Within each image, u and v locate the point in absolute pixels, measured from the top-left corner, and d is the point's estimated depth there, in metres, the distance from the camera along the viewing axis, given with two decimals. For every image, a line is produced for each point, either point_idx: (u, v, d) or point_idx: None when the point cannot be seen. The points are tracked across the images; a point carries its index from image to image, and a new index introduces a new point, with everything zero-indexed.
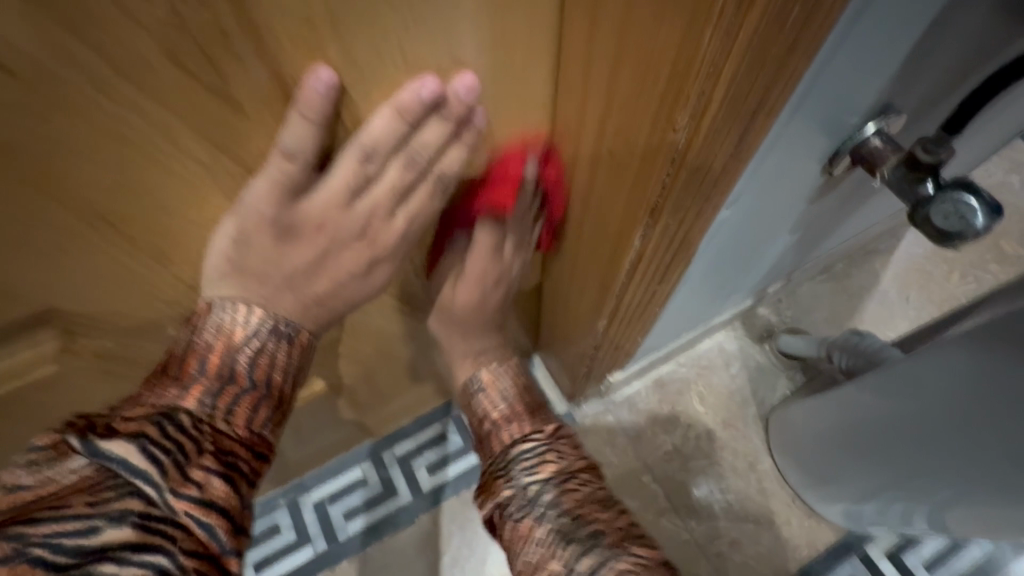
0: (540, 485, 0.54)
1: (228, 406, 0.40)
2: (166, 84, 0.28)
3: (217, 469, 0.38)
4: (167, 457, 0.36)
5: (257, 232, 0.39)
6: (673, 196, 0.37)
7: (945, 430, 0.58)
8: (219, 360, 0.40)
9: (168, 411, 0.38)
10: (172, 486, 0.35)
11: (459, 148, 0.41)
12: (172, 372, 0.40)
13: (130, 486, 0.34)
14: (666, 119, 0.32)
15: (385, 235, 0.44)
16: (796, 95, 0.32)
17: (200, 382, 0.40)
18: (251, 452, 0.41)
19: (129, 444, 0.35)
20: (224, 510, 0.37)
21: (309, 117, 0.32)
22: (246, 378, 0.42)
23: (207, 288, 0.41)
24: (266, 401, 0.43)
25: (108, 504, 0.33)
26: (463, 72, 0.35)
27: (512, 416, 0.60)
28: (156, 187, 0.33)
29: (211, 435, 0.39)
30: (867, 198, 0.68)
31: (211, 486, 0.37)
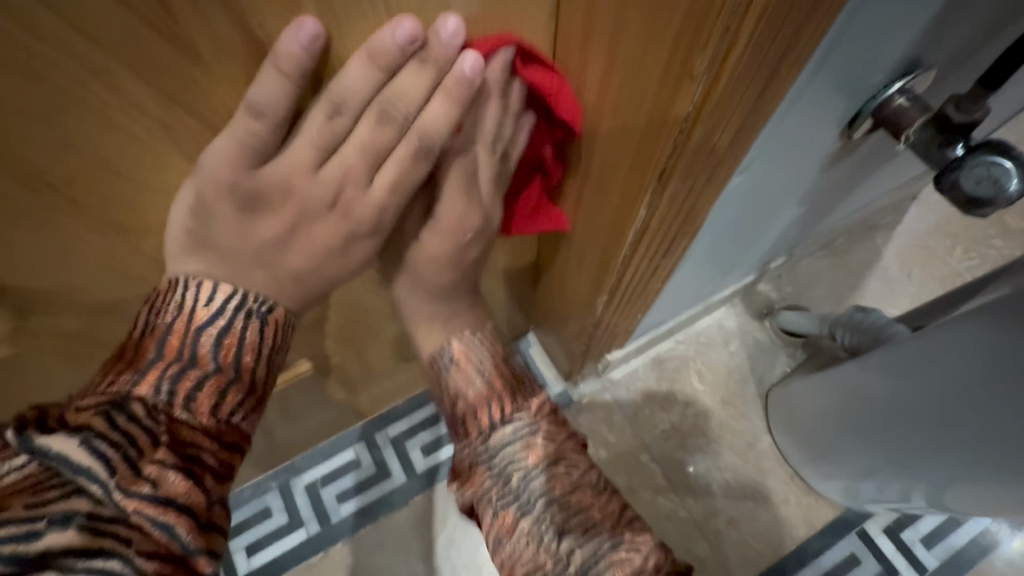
0: (521, 483, 0.41)
1: (189, 392, 0.33)
2: (109, 25, 0.24)
3: (176, 462, 0.31)
4: (116, 450, 0.30)
5: (216, 196, 0.34)
6: (685, 157, 0.33)
7: (948, 412, 0.56)
8: (179, 340, 0.33)
9: (117, 399, 0.31)
10: (122, 483, 0.29)
11: (442, 102, 0.34)
12: (125, 355, 0.33)
13: (74, 484, 0.29)
14: (682, 68, 0.28)
15: (361, 208, 0.37)
16: (826, 42, 0.29)
17: (157, 365, 0.33)
18: (221, 442, 0.34)
19: (72, 438, 0.29)
20: (189, 508, 0.31)
21: (285, 71, 0.29)
22: (210, 360, 0.34)
23: (171, 263, 0.36)
24: (236, 385, 0.35)
25: (47, 505, 0.27)
26: (446, 14, 0.31)
27: (491, 394, 0.44)
28: (107, 148, 0.29)
29: (169, 424, 0.32)
30: (877, 168, 0.65)
31: (169, 482, 0.30)
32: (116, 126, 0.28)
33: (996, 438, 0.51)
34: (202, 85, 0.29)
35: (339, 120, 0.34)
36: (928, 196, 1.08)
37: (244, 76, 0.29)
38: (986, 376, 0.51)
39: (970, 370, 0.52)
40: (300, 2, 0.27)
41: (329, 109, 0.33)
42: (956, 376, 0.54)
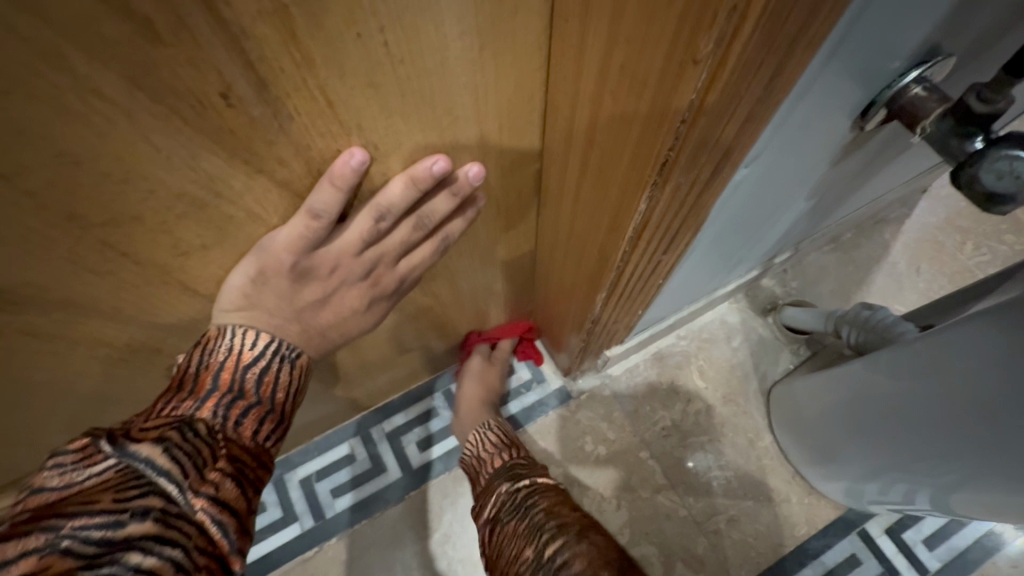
0: (524, 486, 0.58)
1: (238, 417, 0.39)
2: None
3: (230, 472, 0.36)
4: (188, 460, 0.34)
5: (274, 276, 0.41)
6: (689, 147, 0.31)
7: (960, 428, 0.54)
8: (230, 375, 0.40)
9: (185, 420, 0.36)
10: (192, 485, 0.33)
11: (462, 219, 0.47)
12: (187, 387, 0.38)
13: (151, 485, 0.32)
14: (686, 47, 0.26)
15: (388, 278, 0.48)
16: (846, 19, 0.26)
17: (214, 395, 0.38)
18: (257, 462, 0.40)
19: (155, 446, 0.33)
20: (236, 512, 0.35)
21: (338, 186, 0.36)
22: (254, 394, 0.41)
23: (219, 315, 0.41)
24: (271, 416, 0.42)
25: (132, 500, 0.31)
26: (436, 154, 0.39)
27: (510, 445, 0.70)
28: (64, 136, 0.25)
29: (225, 442, 0.37)
30: (890, 159, 0.62)
31: (225, 488, 0.35)
32: (60, 106, 0.24)
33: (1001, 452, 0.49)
34: (158, 63, 0.25)
35: (318, 105, 0.31)
36: (938, 190, 1.05)
37: (213, 59, 0.26)
38: (993, 375, 0.49)
39: (980, 373, 0.50)
40: None
41: (308, 95, 0.30)
42: (967, 381, 0.52)
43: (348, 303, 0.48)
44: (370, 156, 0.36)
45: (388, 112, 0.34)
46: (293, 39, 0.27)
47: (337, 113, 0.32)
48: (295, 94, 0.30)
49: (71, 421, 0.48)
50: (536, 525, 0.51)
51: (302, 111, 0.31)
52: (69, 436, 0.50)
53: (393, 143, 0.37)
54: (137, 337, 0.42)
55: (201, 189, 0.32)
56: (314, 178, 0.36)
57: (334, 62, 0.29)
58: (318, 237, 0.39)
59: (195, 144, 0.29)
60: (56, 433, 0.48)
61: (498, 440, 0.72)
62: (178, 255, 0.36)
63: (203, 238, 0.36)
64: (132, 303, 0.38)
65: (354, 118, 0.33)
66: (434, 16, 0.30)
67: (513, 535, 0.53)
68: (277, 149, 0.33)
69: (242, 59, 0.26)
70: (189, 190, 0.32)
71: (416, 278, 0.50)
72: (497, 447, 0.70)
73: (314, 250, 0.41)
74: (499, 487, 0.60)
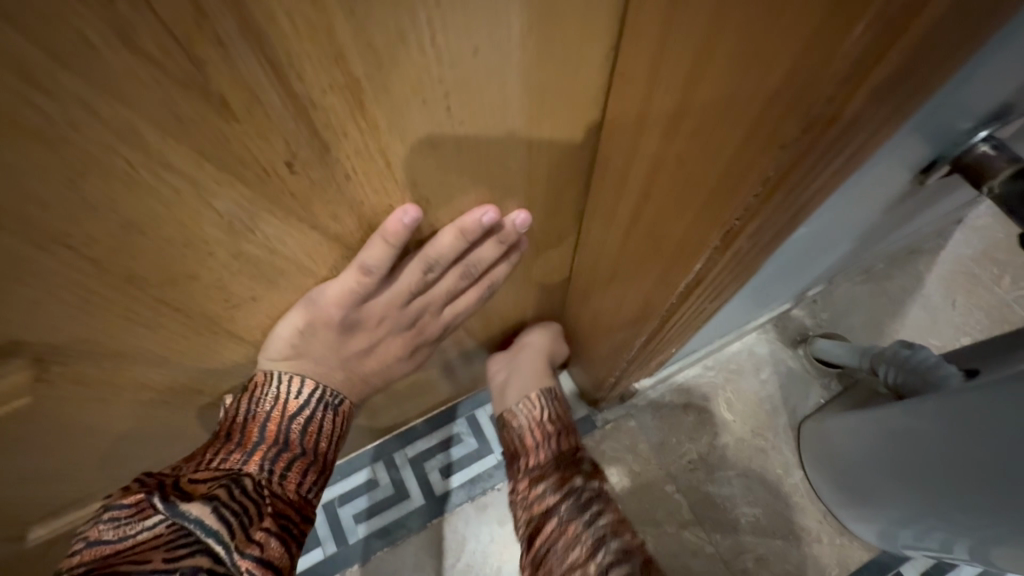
0: (596, 492, 0.59)
1: (283, 471, 0.40)
2: (125, 78, 0.20)
3: (274, 529, 0.38)
4: (235, 518, 0.36)
5: (323, 327, 0.41)
6: (758, 218, 0.30)
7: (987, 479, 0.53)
8: (276, 427, 0.41)
9: (233, 475, 0.38)
10: (238, 545, 0.35)
11: (505, 264, 0.47)
12: (235, 438, 0.40)
13: (199, 544, 0.34)
14: (769, 128, 0.25)
15: (432, 325, 0.49)
16: (944, 93, 0.26)
17: (260, 448, 0.40)
18: (300, 516, 0.42)
19: (204, 506, 0.35)
20: (279, 569, 0.38)
21: (390, 241, 0.36)
22: (298, 445, 0.42)
23: (264, 360, 0.42)
24: (314, 466, 0.43)
25: (181, 560, 0.33)
26: (486, 205, 0.39)
27: (570, 432, 0.68)
28: (131, 205, 0.25)
29: (270, 498, 0.39)
30: (938, 199, 0.61)
31: (269, 547, 0.37)
32: (131, 179, 0.24)
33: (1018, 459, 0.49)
34: (230, 134, 0.24)
35: (376, 166, 0.31)
36: (975, 221, 1.02)
37: (282, 129, 0.25)
38: None
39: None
40: (344, 55, 0.23)
41: (369, 157, 0.30)
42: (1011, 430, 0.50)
43: (392, 350, 0.49)
44: (422, 211, 0.36)
45: (444, 167, 0.34)
46: (360, 107, 0.26)
47: (394, 172, 0.32)
48: (355, 155, 0.29)
49: (111, 459, 0.48)
50: (605, 544, 0.53)
51: (360, 171, 0.30)
52: (108, 471, 0.50)
53: (444, 195, 0.36)
54: (180, 379, 0.42)
55: (255, 246, 0.32)
56: (365, 233, 0.36)
57: (396, 126, 0.29)
58: (369, 290, 0.40)
59: (255, 206, 0.29)
60: (97, 470, 0.48)
61: (564, 420, 0.70)
62: (228, 306, 0.36)
63: (254, 289, 0.36)
64: (179, 350, 0.38)
65: (410, 176, 0.33)
66: (497, 80, 0.29)
67: (576, 539, 0.54)
68: (334, 208, 0.32)
69: (309, 128, 0.26)
70: (245, 248, 0.32)
71: (460, 322, 0.50)
72: (563, 429, 0.68)
73: (364, 303, 0.42)
74: (570, 478, 0.60)
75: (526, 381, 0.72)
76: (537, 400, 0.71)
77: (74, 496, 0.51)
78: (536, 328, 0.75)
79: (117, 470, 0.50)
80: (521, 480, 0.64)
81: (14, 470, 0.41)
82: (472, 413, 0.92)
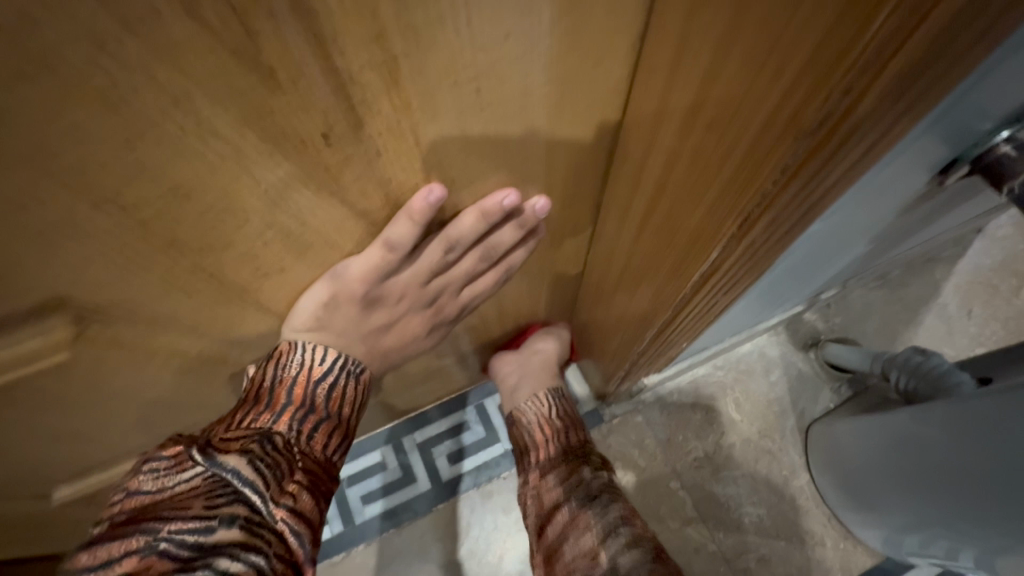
0: (605, 484, 0.59)
1: (310, 431, 0.44)
2: (181, 44, 0.21)
3: (305, 484, 0.41)
4: (268, 471, 0.39)
5: (346, 301, 0.44)
6: (774, 208, 0.31)
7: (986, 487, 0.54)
8: (303, 390, 0.44)
9: (264, 433, 0.40)
10: (272, 496, 0.38)
11: (523, 250, 0.49)
12: (264, 400, 0.42)
13: (237, 494, 0.36)
14: (789, 119, 0.25)
15: (449, 306, 0.52)
16: (966, 84, 0.26)
17: (289, 408, 0.43)
18: (326, 475, 0.45)
19: (240, 457, 0.38)
20: (311, 522, 0.40)
21: (415, 219, 0.38)
22: (323, 409, 0.45)
23: (288, 330, 0.44)
24: (337, 429, 0.46)
25: (220, 508, 0.35)
26: (508, 188, 0.40)
27: (576, 427, 0.70)
28: (176, 170, 0.27)
29: (300, 455, 0.42)
30: (959, 204, 0.60)
31: (301, 499, 0.40)
32: (179, 144, 0.25)
33: (1008, 469, 0.51)
34: (273, 106, 0.26)
35: (407, 144, 0.32)
36: (995, 232, 1.01)
37: (320, 103, 0.26)
38: None
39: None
40: (385, 34, 0.24)
41: (400, 134, 0.31)
42: (1008, 436, 0.51)
43: (411, 328, 0.52)
44: (446, 191, 0.37)
45: (469, 149, 0.34)
46: (395, 86, 0.27)
47: (422, 150, 0.33)
48: (387, 133, 0.30)
49: (138, 424, 0.50)
50: (614, 530, 0.52)
51: (391, 148, 0.32)
52: (131, 435, 0.51)
53: (469, 177, 0.37)
54: (207, 347, 0.44)
55: (288, 217, 0.34)
56: (391, 210, 0.37)
57: (428, 106, 0.30)
58: (392, 266, 0.42)
59: (292, 178, 0.31)
60: (124, 433, 0.50)
61: (572, 417, 0.72)
62: (257, 276, 0.38)
63: (283, 260, 0.38)
64: (207, 318, 0.40)
65: (436, 156, 0.34)
66: (528, 65, 0.30)
67: (586, 526, 0.53)
68: (363, 184, 0.34)
69: (346, 104, 0.27)
70: (278, 219, 0.33)
71: (476, 304, 0.53)
72: (572, 425, 0.70)
73: (385, 279, 0.44)
74: (578, 468, 0.61)
75: (538, 381, 0.76)
76: (543, 398, 0.75)
77: (97, 458, 0.53)
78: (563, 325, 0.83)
79: (139, 434, 0.52)
80: (531, 474, 0.64)
81: (44, 428, 0.43)
82: (481, 402, 0.93)
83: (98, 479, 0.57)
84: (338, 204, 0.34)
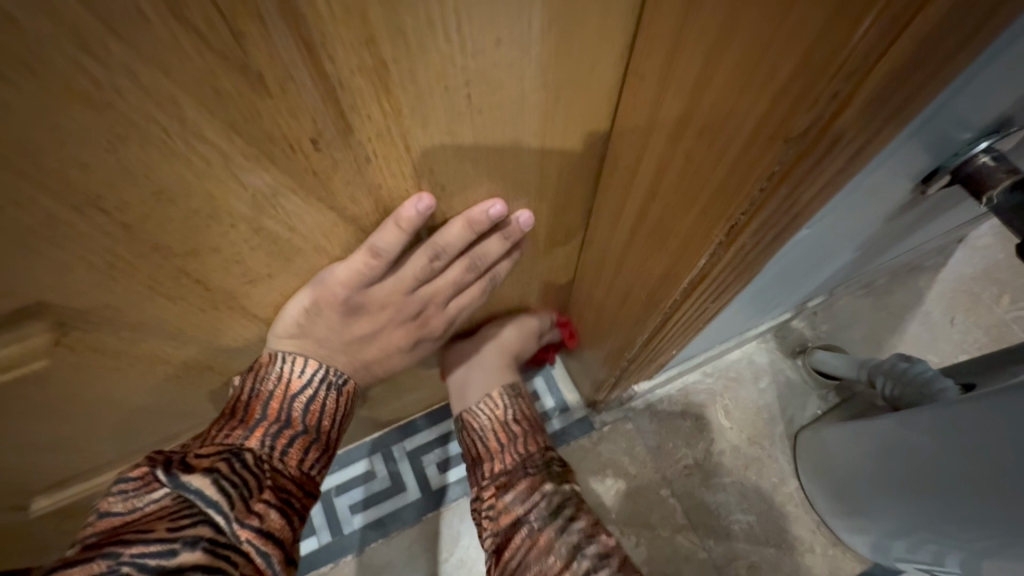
0: (566, 494, 0.58)
1: (284, 447, 0.44)
2: (168, 47, 0.21)
3: (274, 502, 0.42)
4: (235, 490, 0.39)
5: (328, 308, 0.43)
6: (762, 213, 0.31)
7: (972, 497, 0.55)
8: (279, 405, 0.44)
9: (235, 449, 0.41)
10: (238, 516, 0.38)
11: (508, 261, 0.49)
12: (238, 415, 0.43)
13: (202, 515, 0.37)
14: (777, 124, 0.26)
15: (436, 318, 0.52)
16: (947, 92, 0.26)
17: (262, 424, 0.43)
18: (302, 490, 0.45)
19: (205, 478, 0.38)
20: (280, 541, 0.41)
21: (403, 227, 0.37)
22: (300, 423, 0.45)
23: (272, 341, 0.44)
24: (316, 444, 0.46)
25: (184, 530, 0.36)
26: (492, 199, 0.40)
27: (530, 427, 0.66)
28: (163, 174, 0.26)
29: (271, 472, 0.42)
30: (942, 213, 0.61)
31: (269, 518, 0.41)
32: (165, 149, 0.25)
33: (990, 475, 0.52)
34: (263, 111, 0.26)
35: (397, 150, 0.32)
36: (976, 241, 1.03)
37: (309, 108, 0.26)
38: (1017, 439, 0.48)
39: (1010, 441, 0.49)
40: (376, 39, 0.25)
41: (390, 140, 0.31)
42: (994, 439, 0.51)
43: (394, 340, 0.52)
44: (436, 198, 0.37)
45: (459, 156, 0.35)
46: (386, 92, 0.28)
47: (412, 157, 0.33)
48: (377, 139, 0.30)
49: (120, 433, 0.49)
50: (581, 552, 0.53)
51: (381, 154, 0.32)
52: (113, 444, 0.51)
53: (459, 184, 0.37)
54: (192, 354, 0.43)
55: (276, 223, 0.33)
56: (381, 217, 0.37)
57: (418, 112, 0.30)
58: (376, 274, 0.42)
59: (280, 183, 0.30)
60: (106, 442, 0.50)
61: (528, 417, 0.68)
62: (245, 282, 0.37)
63: (271, 266, 0.37)
64: (193, 324, 0.39)
65: (426, 163, 0.34)
66: (518, 72, 0.30)
67: (550, 548, 0.53)
68: (352, 190, 0.34)
69: (335, 109, 0.27)
70: (266, 225, 0.33)
71: (463, 316, 0.53)
72: (528, 427, 0.66)
73: (369, 287, 0.43)
74: (536, 482, 0.59)
75: (488, 380, 0.70)
76: (498, 399, 0.68)
77: (77, 468, 0.52)
78: (535, 314, 0.73)
79: (122, 443, 0.51)
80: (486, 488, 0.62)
81: (22, 437, 0.42)
82: None
83: (78, 489, 0.55)
84: (327, 210, 0.34)
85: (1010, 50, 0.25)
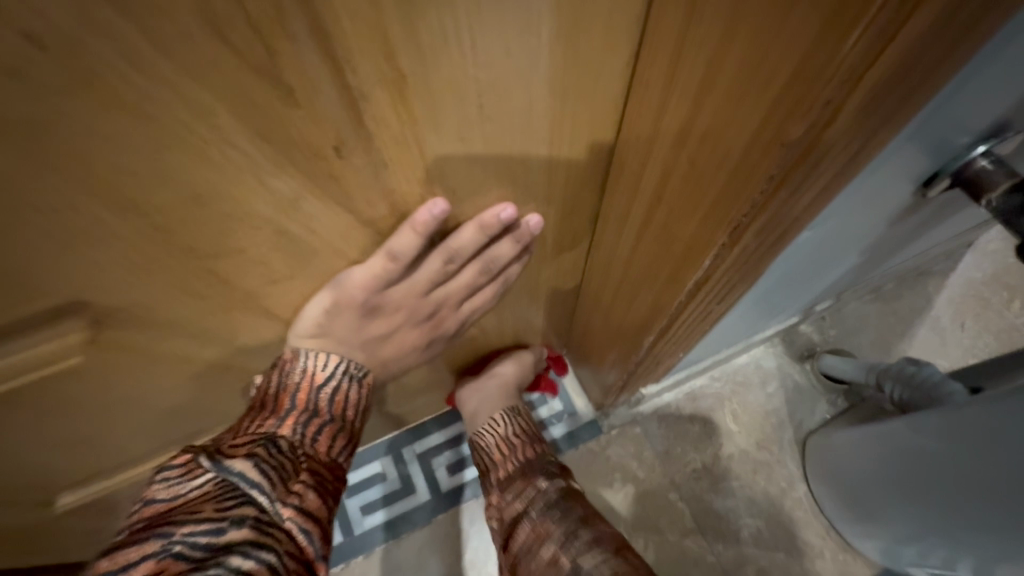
0: (561, 488, 0.60)
1: (314, 433, 0.45)
2: (207, 62, 0.23)
3: (310, 484, 0.42)
4: (274, 472, 0.40)
5: (347, 310, 0.45)
6: (763, 215, 0.32)
7: (985, 502, 0.55)
8: (306, 395, 0.46)
9: (269, 437, 0.42)
10: (279, 496, 0.39)
11: (519, 264, 0.50)
12: (268, 407, 0.45)
13: (245, 495, 0.37)
14: (775, 129, 0.27)
15: (449, 319, 0.53)
16: (940, 97, 0.27)
17: (292, 413, 0.45)
18: (334, 475, 0.46)
19: (246, 461, 0.39)
20: (319, 521, 0.41)
21: (418, 231, 0.39)
22: (326, 412, 0.47)
23: (293, 339, 0.46)
24: (342, 431, 0.48)
25: (230, 510, 0.36)
26: (503, 203, 0.41)
27: (531, 439, 0.71)
28: (195, 179, 0.28)
29: (304, 457, 0.43)
30: (947, 216, 0.62)
31: (307, 498, 0.41)
32: (200, 156, 0.27)
33: (1001, 482, 0.52)
34: (289, 120, 0.27)
35: (413, 156, 0.33)
36: (985, 245, 1.03)
37: (332, 117, 0.28)
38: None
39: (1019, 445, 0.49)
40: (396, 52, 0.26)
41: (406, 147, 0.32)
42: (1005, 444, 0.51)
43: (409, 340, 0.53)
44: (449, 203, 0.39)
45: (472, 162, 0.36)
46: (404, 101, 0.29)
47: (427, 162, 0.34)
48: (394, 145, 0.32)
49: (143, 430, 0.51)
50: (575, 534, 0.53)
51: (397, 160, 0.33)
52: (136, 441, 0.52)
53: (471, 189, 0.39)
54: (213, 353, 0.45)
55: (298, 226, 0.35)
56: (397, 221, 0.39)
57: (434, 120, 0.31)
58: (393, 276, 0.43)
59: (302, 187, 0.32)
60: (130, 439, 0.51)
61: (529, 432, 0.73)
62: (267, 282, 0.39)
63: (291, 267, 0.39)
64: (216, 324, 0.41)
65: (440, 169, 0.35)
66: (528, 82, 0.32)
67: (546, 534, 0.54)
68: (370, 195, 0.35)
69: (356, 118, 0.29)
70: (289, 227, 0.35)
71: (476, 317, 0.55)
72: (529, 439, 0.71)
73: (385, 289, 0.45)
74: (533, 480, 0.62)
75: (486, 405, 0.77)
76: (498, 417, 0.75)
77: (102, 465, 0.54)
78: (527, 348, 0.82)
79: (145, 440, 0.53)
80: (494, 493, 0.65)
81: (52, 433, 0.43)
82: None
83: (101, 486, 0.57)
84: (346, 214, 0.36)
85: (997, 59, 0.27)
